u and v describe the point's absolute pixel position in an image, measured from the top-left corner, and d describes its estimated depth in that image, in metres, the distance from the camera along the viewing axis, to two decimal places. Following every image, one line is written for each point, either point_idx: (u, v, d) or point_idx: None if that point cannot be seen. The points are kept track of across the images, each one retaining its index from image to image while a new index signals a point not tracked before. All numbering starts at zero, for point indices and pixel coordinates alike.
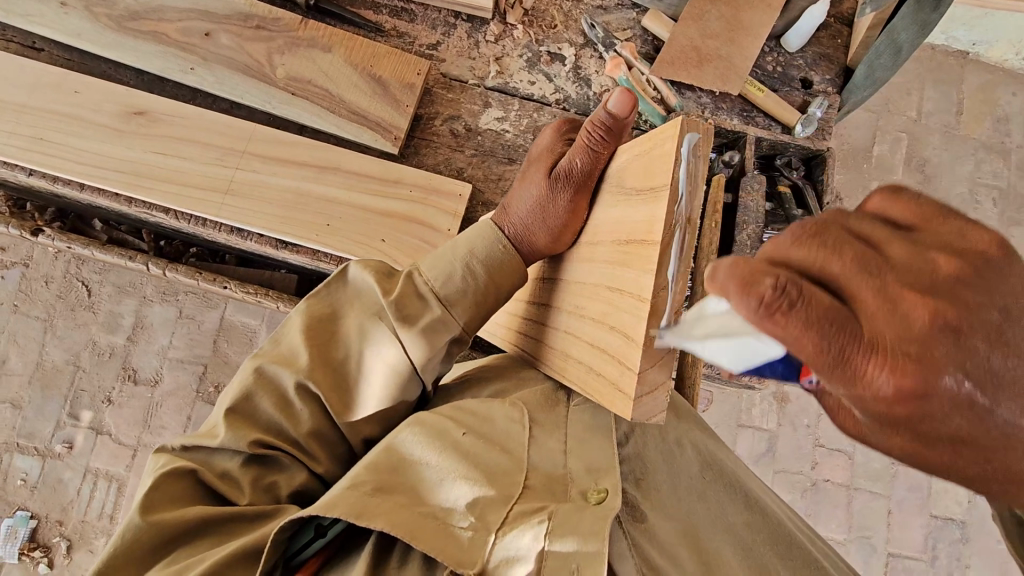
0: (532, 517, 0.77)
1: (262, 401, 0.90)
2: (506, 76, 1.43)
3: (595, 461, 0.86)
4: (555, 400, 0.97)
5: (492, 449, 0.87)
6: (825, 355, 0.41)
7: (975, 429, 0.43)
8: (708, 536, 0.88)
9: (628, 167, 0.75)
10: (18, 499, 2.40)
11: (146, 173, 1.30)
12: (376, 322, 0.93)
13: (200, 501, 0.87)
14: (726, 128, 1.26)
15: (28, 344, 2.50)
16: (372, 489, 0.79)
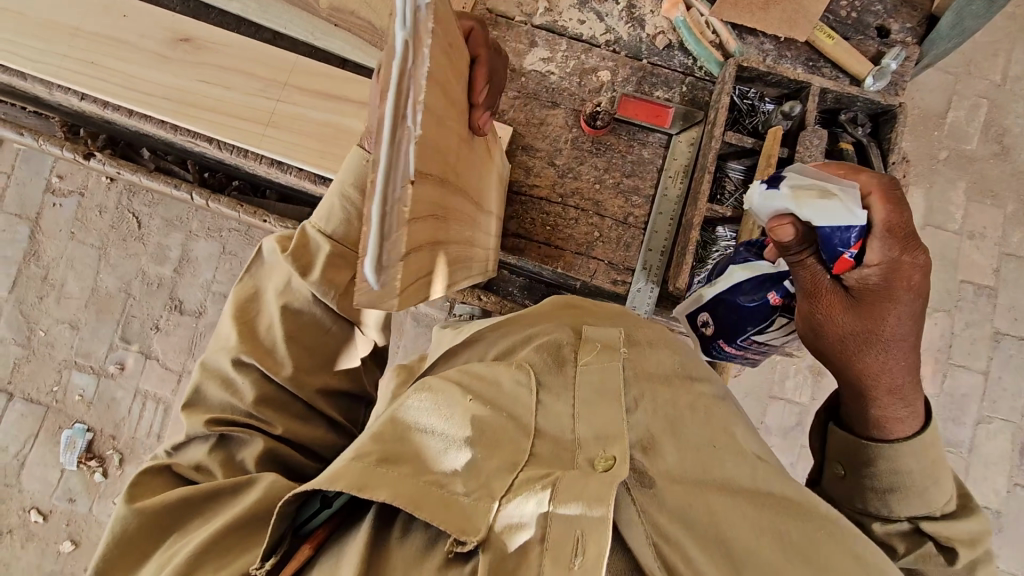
0: (536, 484, 0.79)
1: (206, 387, 0.94)
2: (555, 14, 1.36)
3: (603, 425, 0.86)
4: (561, 359, 0.95)
5: (496, 413, 0.88)
6: (904, 231, 0.86)
7: (910, 325, 0.89)
8: (721, 488, 0.85)
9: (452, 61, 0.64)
10: (76, 412, 2.60)
11: (191, 100, 1.31)
12: (285, 272, 0.94)
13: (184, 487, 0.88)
14: (788, 77, 1.18)
15: (85, 269, 2.65)
16: (379, 457, 0.78)
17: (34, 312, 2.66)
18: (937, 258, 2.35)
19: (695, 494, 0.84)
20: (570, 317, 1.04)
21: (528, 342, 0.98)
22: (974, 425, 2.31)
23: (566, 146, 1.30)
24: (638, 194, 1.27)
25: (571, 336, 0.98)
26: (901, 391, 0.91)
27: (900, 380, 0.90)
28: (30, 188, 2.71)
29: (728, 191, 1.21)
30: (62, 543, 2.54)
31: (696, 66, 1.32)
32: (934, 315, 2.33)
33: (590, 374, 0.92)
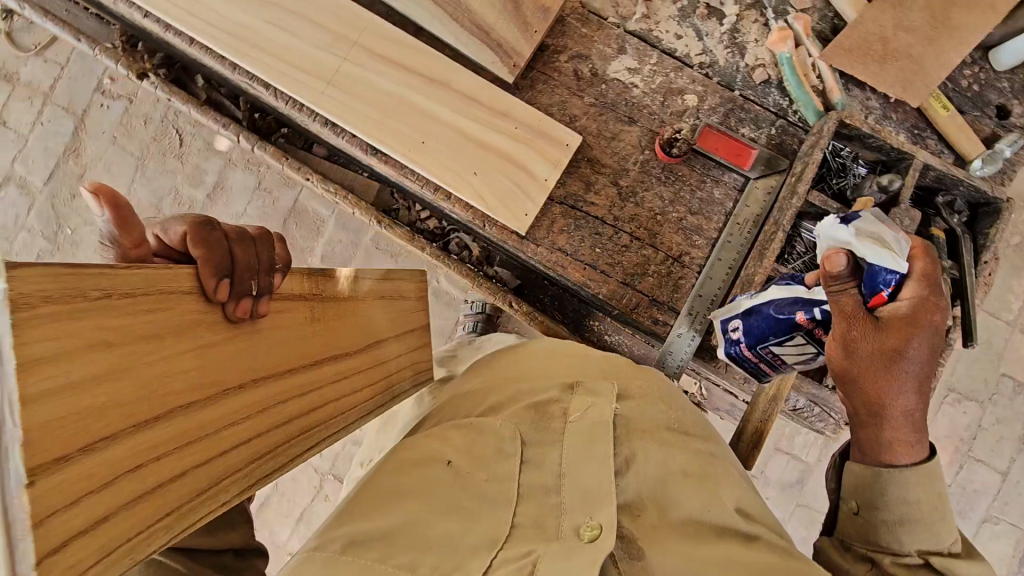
0: (514, 563, 0.73)
1: None
2: (651, 22, 1.26)
3: (589, 486, 0.81)
4: (545, 415, 0.92)
5: (475, 471, 0.86)
6: (934, 271, 0.85)
7: (928, 361, 0.86)
8: (699, 535, 0.80)
9: (149, 295, 0.54)
10: None
11: (255, 40, 1.24)
12: None
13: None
14: (891, 144, 1.08)
15: (120, 176, 2.64)
16: (345, 544, 0.74)
17: (65, 208, 2.67)
18: (983, 345, 2.24)
19: (673, 540, 0.79)
20: (563, 370, 1.02)
21: (516, 398, 0.98)
22: (979, 522, 2.23)
23: (635, 167, 1.22)
24: (699, 235, 1.19)
25: (562, 390, 0.96)
26: (911, 421, 0.88)
27: (911, 413, 0.87)
28: (81, 83, 2.68)
29: (796, 252, 1.13)
30: None
31: (791, 108, 1.22)
32: (966, 404, 2.24)
33: (578, 430, 0.88)
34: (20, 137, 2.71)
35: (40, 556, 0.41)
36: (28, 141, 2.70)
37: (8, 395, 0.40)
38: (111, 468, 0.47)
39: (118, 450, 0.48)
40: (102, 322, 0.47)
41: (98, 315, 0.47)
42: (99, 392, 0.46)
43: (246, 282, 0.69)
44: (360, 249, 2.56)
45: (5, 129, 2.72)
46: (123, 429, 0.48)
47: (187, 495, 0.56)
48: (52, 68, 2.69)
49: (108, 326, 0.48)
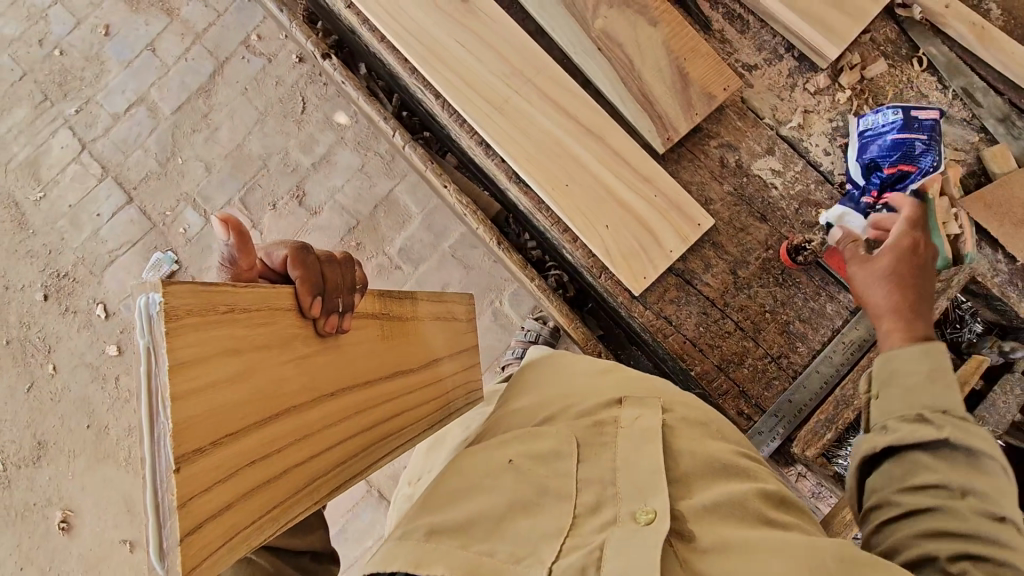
0: (582, 547, 0.74)
1: None
2: (804, 133, 1.32)
3: (643, 478, 0.83)
4: (598, 426, 0.95)
5: (535, 465, 0.88)
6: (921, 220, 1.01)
7: (921, 281, 0.97)
8: (743, 521, 0.80)
9: (263, 309, 0.56)
10: (174, 243, 2.78)
11: (441, 54, 1.35)
12: None
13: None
14: (1017, 312, 1.11)
15: (241, 124, 2.82)
16: (425, 533, 0.77)
17: (183, 140, 2.85)
18: None
19: (718, 522, 0.80)
20: (611, 389, 1.07)
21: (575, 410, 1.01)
22: None
23: (756, 262, 1.27)
24: (803, 342, 1.23)
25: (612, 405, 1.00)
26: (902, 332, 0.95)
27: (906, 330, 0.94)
28: (232, 34, 2.89)
29: None
30: (108, 345, 2.73)
31: None
32: None
33: (630, 434, 0.92)
34: (163, 66, 2.91)
35: (186, 532, 0.43)
36: (170, 71, 2.90)
37: (162, 389, 0.43)
38: (235, 456, 0.48)
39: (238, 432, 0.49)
40: (231, 330, 0.50)
41: (230, 323, 0.50)
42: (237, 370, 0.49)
43: (337, 299, 0.69)
44: (437, 252, 2.64)
45: (153, 56, 2.92)
46: (245, 426, 0.50)
47: (288, 492, 0.56)
48: (210, 14, 2.91)
49: (241, 326, 0.52)
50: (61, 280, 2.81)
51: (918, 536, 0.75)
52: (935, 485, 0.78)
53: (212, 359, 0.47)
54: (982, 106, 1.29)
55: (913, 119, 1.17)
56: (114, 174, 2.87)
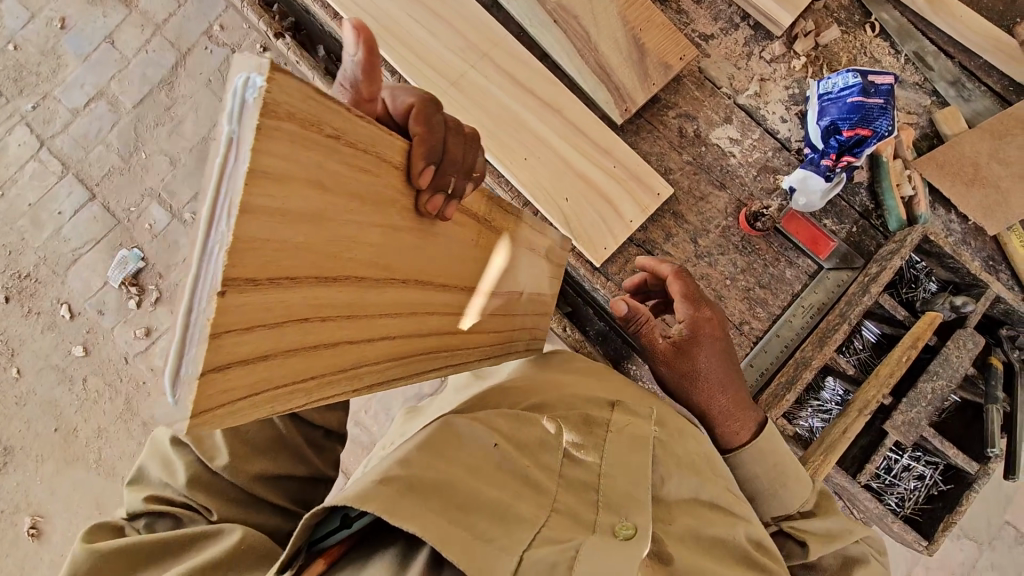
0: (560, 548, 0.73)
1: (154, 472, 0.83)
2: (761, 100, 1.32)
3: (627, 491, 0.84)
4: (590, 422, 0.92)
5: (523, 456, 0.82)
6: (693, 295, 1.02)
7: (723, 361, 1.01)
8: (720, 555, 0.86)
9: (361, 152, 0.46)
10: (140, 239, 2.72)
11: (394, 29, 1.32)
12: None
13: (194, 469, 0.81)
14: (967, 269, 1.12)
15: (205, 117, 2.76)
16: (405, 485, 0.67)
17: (145, 134, 2.78)
18: (993, 490, 2.31)
19: (692, 552, 0.84)
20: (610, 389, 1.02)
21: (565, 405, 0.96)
22: None
23: (716, 230, 1.27)
24: (763, 308, 1.23)
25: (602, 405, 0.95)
26: (735, 410, 1.00)
27: (734, 404, 1.00)
28: (193, 24, 2.82)
29: (854, 348, 1.16)
30: (74, 346, 2.66)
31: (876, 212, 1.25)
32: (963, 541, 2.30)
33: (620, 440, 0.90)
34: (122, 59, 2.83)
35: (206, 369, 0.37)
36: (129, 64, 2.83)
37: (233, 197, 0.35)
38: (282, 307, 0.41)
39: (288, 282, 0.42)
40: (325, 166, 0.42)
41: (325, 154, 0.42)
42: (312, 217, 0.42)
43: (449, 176, 0.58)
44: None
45: (111, 48, 2.84)
46: (310, 279, 0.43)
47: (327, 371, 0.50)
48: (169, 4, 2.83)
49: (340, 163, 0.43)
50: (23, 281, 2.73)
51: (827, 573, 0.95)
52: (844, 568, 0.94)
53: (296, 186, 0.39)
54: (932, 69, 1.30)
55: (869, 84, 1.16)
56: (75, 171, 2.79)
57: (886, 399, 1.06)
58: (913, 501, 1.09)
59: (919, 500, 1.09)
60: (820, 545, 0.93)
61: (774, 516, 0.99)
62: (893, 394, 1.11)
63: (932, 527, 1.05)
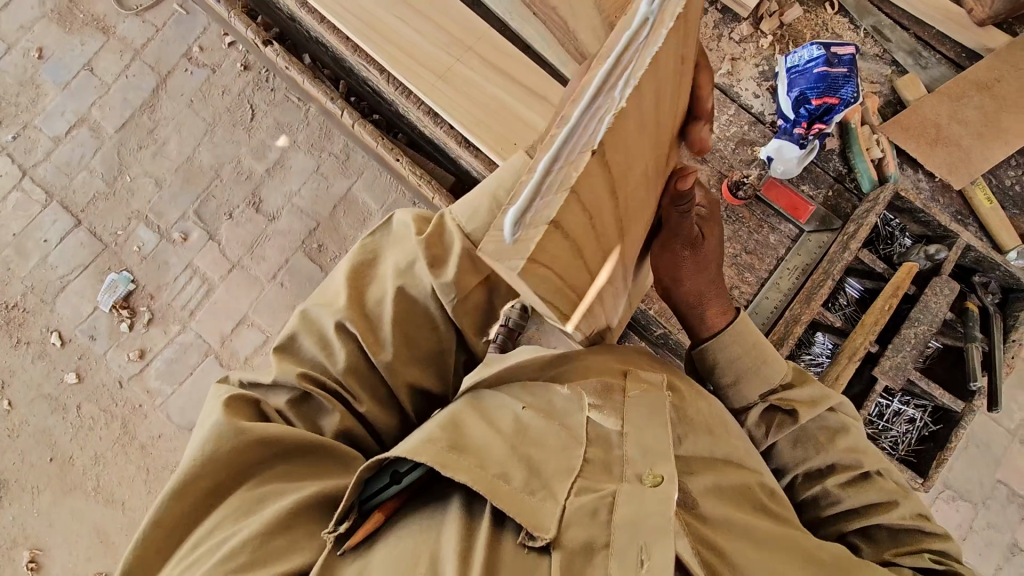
0: (594, 494, 0.75)
1: (303, 341, 0.90)
2: (734, 79, 1.39)
3: (654, 444, 0.78)
4: (608, 387, 0.85)
5: (548, 422, 0.82)
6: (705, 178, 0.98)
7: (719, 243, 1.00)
8: (744, 505, 0.84)
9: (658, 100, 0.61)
10: (129, 262, 2.72)
11: (381, 29, 1.38)
12: (411, 254, 0.92)
13: (354, 357, 0.89)
14: (938, 222, 1.19)
15: (189, 137, 2.78)
16: (449, 445, 0.76)
17: (129, 157, 2.79)
18: (981, 450, 2.40)
19: (724, 505, 0.81)
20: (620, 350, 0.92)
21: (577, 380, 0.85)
22: None
23: None
24: (752, 272, 1.29)
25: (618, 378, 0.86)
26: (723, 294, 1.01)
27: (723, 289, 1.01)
28: (172, 47, 2.85)
29: (839, 304, 1.22)
30: (67, 373, 2.64)
31: (848, 175, 1.32)
32: (959, 503, 2.36)
33: (638, 402, 0.83)
34: (103, 85, 2.85)
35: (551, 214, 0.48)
36: (110, 90, 2.85)
37: (631, 66, 0.52)
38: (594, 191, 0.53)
39: (610, 174, 0.55)
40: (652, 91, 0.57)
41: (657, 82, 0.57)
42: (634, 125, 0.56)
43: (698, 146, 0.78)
44: None
45: (91, 75, 2.86)
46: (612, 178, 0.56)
47: (574, 277, 0.58)
48: (148, 29, 2.87)
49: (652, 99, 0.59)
50: (11, 312, 2.70)
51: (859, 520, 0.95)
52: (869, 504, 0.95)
53: (647, 83, 0.55)
54: (891, 41, 1.39)
55: (832, 55, 1.23)
56: (60, 198, 2.79)
57: (874, 347, 1.12)
58: (906, 442, 1.14)
59: (911, 441, 1.14)
60: (806, 409, 0.97)
61: (760, 395, 0.99)
62: (878, 342, 1.16)
63: (926, 465, 1.10)
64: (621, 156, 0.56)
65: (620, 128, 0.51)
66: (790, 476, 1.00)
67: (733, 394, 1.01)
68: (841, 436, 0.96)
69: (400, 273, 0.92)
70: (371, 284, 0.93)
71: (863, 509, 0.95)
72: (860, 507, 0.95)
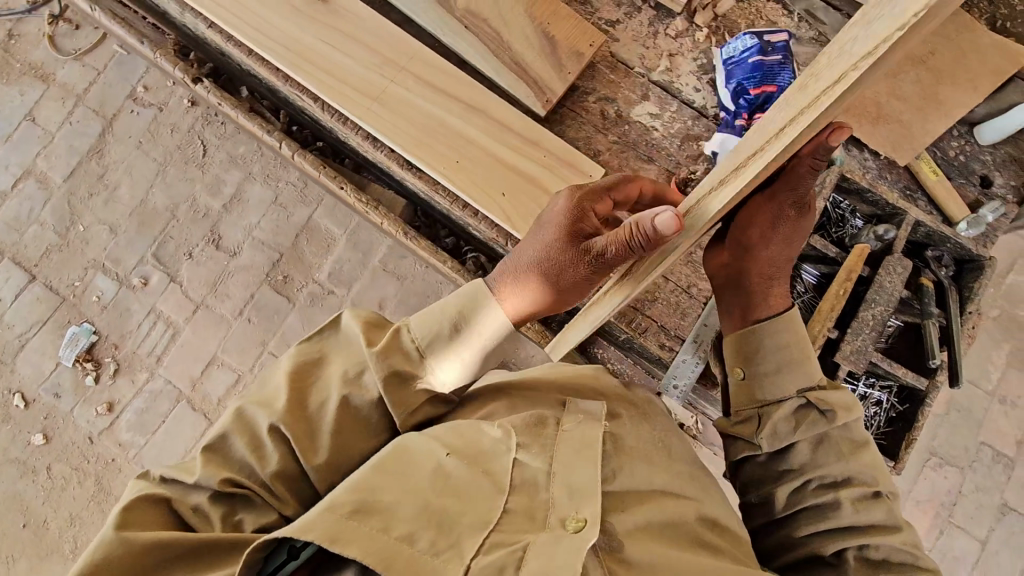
0: (503, 550, 0.75)
1: (235, 441, 0.85)
2: (674, 75, 1.38)
3: (578, 485, 0.81)
4: (542, 422, 0.89)
5: (471, 470, 0.83)
6: None
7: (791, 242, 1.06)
8: (675, 539, 0.82)
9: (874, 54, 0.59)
10: (89, 313, 2.63)
11: (311, 56, 1.35)
12: (359, 360, 0.90)
13: (285, 461, 0.85)
14: (885, 199, 1.19)
15: (140, 179, 2.71)
16: (352, 510, 0.74)
17: (80, 205, 2.71)
18: (963, 414, 2.41)
19: (649, 540, 0.80)
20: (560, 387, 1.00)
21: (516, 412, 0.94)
22: None
23: None
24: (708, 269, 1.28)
25: (554, 408, 0.93)
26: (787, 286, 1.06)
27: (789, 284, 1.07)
28: (115, 89, 2.79)
29: (797, 291, 1.21)
30: (33, 434, 2.54)
31: None
32: (946, 469, 2.38)
33: (569, 439, 0.86)
34: (47, 134, 2.78)
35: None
36: (54, 139, 2.77)
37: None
38: None
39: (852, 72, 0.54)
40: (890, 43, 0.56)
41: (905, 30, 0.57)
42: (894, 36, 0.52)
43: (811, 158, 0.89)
44: (367, 270, 2.59)
45: (33, 125, 2.78)
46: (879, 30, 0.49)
47: None
48: (88, 73, 2.80)
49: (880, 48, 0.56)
50: None
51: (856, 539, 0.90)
52: (872, 524, 0.91)
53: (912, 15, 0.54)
54: (826, 23, 1.38)
55: (766, 43, 1.25)
56: (11, 254, 2.70)
57: (832, 333, 1.12)
58: (876, 425, 1.15)
59: (881, 423, 1.15)
60: (842, 413, 0.95)
61: (799, 389, 0.97)
62: (838, 327, 1.16)
63: (895, 447, 1.10)
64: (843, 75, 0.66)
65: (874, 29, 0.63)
66: (803, 478, 0.95)
67: (772, 384, 0.98)
68: (864, 450, 0.95)
69: (347, 382, 0.89)
70: (313, 389, 0.90)
71: (863, 528, 0.91)
72: (861, 525, 0.91)
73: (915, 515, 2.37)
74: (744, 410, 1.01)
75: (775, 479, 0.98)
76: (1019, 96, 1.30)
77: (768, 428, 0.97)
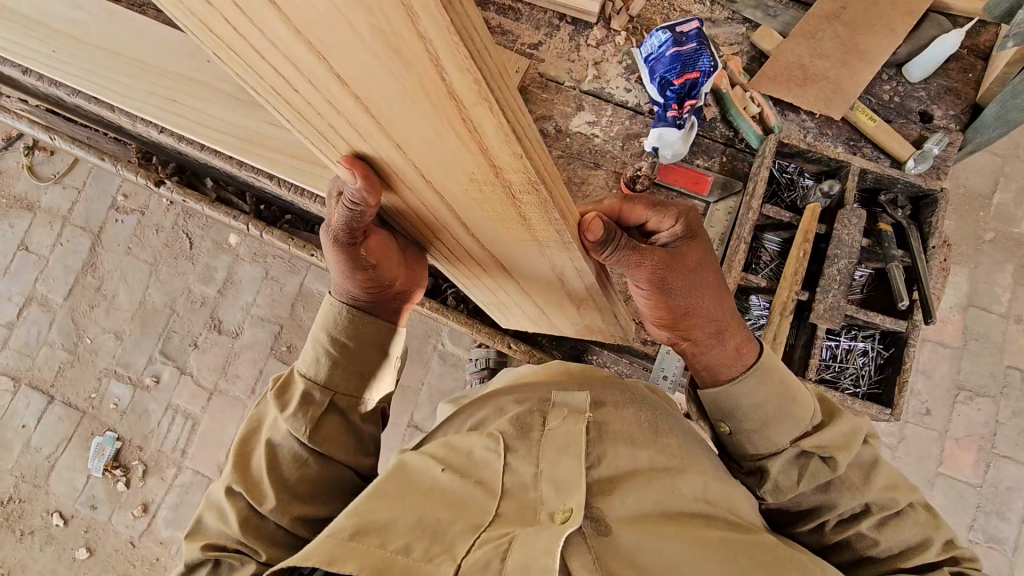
0: (494, 545, 0.75)
1: (206, 518, 0.95)
2: (603, 81, 1.42)
3: (565, 479, 0.83)
4: (527, 428, 0.92)
5: (463, 480, 0.87)
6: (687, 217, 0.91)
7: (713, 282, 0.95)
8: (667, 517, 0.83)
9: (406, 81, 0.50)
10: (109, 421, 2.70)
11: (259, 140, 1.41)
12: (273, 411, 1.00)
13: (245, 513, 0.92)
14: (828, 156, 1.21)
15: (135, 283, 2.79)
16: (351, 532, 0.76)
17: (84, 319, 2.80)
18: (982, 341, 2.38)
19: (642, 523, 0.81)
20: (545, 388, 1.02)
21: (501, 414, 0.98)
22: (1020, 521, 2.26)
23: None
24: None
25: (541, 404, 0.97)
26: (731, 333, 0.98)
27: (732, 331, 0.98)
28: (98, 203, 2.90)
29: (763, 262, 1.24)
30: (77, 550, 2.59)
31: (737, 137, 1.35)
32: (977, 401, 2.33)
33: (554, 437, 0.89)
34: (41, 259, 2.88)
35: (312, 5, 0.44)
36: (49, 262, 2.88)
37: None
38: (325, 24, 0.45)
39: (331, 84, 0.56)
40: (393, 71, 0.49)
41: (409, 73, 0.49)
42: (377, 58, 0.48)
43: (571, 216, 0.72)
44: None
45: (27, 253, 2.90)
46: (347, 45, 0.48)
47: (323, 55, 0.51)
48: (70, 193, 2.91)
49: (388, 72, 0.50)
50: (7, 507, 2.66)
51: (894, 564, 0.90)
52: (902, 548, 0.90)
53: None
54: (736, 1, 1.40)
55: (679, 34, 1.26)
56: (28, 379, 2.79)
57: (801, 296, 1.13)
58: (868, 376, 1.15)
59: (872, 373, 1.15)
60: (843, 455, 0.89)
61: (790, 440, 0.93)
62: (807, 289, 1.17)
63: (888, 394, 1.10)
64: (390, 114, 0.57)
65: (364, 78, 0.52)
66: (821, 521, 0.92)
67: (760, 441, 0.95)
68: (880, 472, 0.91)
69: (269, 429, 0.99)
70: (253, 454, 0.98)
71: (897, 551, 0.90)
72: (895, 549, 0.90)
73: (957, 454, 2.32)
74: (746, 462, 0.99)
75: (799, 521, 0.96)
76: (938, 29, 1.31)
77: (768, 484, 0.94)
